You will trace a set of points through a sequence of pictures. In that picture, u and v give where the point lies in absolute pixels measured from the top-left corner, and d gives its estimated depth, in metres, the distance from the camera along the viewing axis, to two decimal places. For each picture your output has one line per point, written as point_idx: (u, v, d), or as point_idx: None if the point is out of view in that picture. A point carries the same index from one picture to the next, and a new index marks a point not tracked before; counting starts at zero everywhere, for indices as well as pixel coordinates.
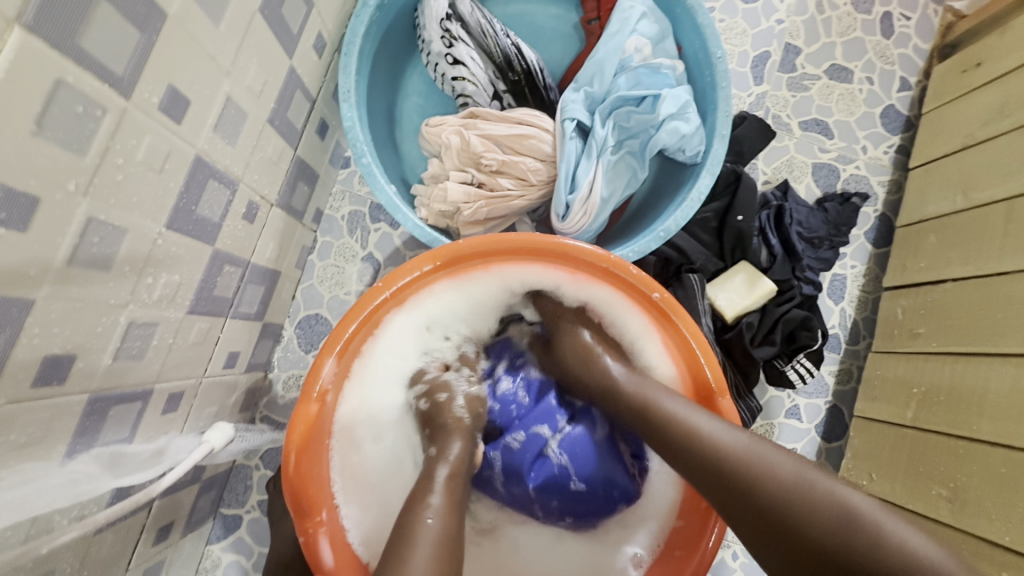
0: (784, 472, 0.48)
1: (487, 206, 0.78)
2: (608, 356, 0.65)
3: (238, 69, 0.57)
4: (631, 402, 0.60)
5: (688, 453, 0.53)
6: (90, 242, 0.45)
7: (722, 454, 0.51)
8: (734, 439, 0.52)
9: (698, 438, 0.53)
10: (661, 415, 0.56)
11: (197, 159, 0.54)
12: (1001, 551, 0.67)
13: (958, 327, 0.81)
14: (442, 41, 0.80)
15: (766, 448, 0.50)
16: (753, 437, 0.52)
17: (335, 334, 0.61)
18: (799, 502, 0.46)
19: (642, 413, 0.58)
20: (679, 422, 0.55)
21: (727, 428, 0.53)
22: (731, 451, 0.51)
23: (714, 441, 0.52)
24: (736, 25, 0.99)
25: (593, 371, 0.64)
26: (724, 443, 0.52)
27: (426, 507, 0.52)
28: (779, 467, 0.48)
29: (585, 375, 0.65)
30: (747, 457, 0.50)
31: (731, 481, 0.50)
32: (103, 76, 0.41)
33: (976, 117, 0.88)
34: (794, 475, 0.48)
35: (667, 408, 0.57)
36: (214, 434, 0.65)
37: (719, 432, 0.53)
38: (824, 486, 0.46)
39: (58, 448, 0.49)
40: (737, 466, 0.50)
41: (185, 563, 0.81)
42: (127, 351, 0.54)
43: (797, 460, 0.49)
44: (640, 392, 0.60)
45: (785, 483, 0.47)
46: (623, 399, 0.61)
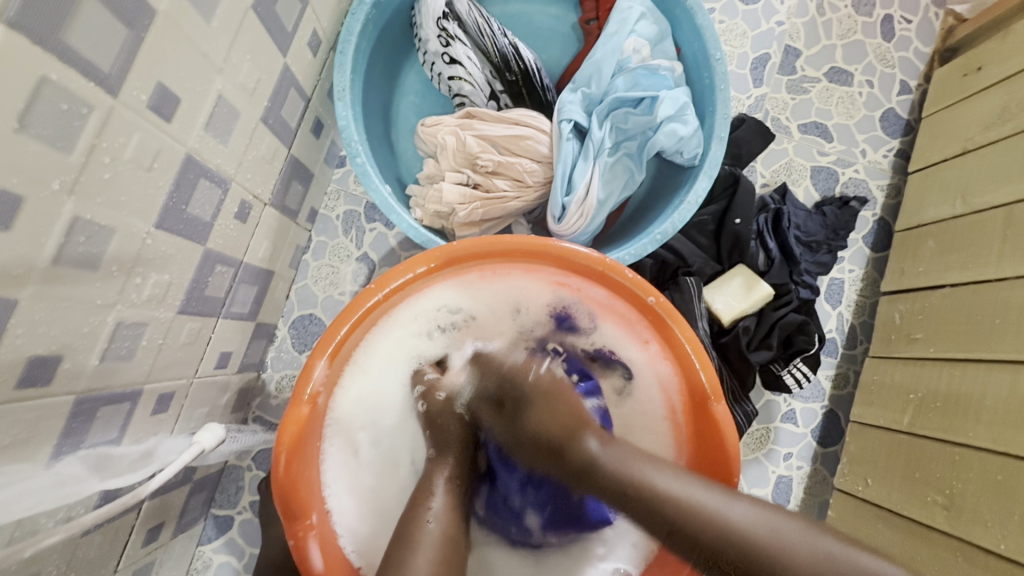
0: (799, 548, 0.47)
1: (483, 208, 0.78)
2: (589, 433, 0.58)
3: (230, 66, 0.56)
4: (618, 482, 0.53)
5: (693, 534, 0.49)
6: (77, 240, 0.44)
7: (731, 531, 0.48)
8: (742, 513, 0.49)
9: (705, 516, 0.49)
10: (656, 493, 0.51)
11: (188, 158, 0.54)
12: (996, 559, 0.67)
13: (956, 332, 0.80)
14: (438, 41, 0.79)
15: (776, 519, 0.49)
16: (758, 506, 0.50)
17: (327, 336, 0.60)
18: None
19: (631, 495, 0.52)
20: (678, 499, 0.51)
21: (732, 500, 0.50)
22: (742, 528, 0.48)
23: (721, 517, 0.49)
24: (736, 26, 0.99)
25: (574, 451, 0.57)
26: (731, 519, 0.49)
27: (429, 514, 0.55)
28: (795, 543, 0.47)
29: (565, 457, 0.57)
30: (760, 532, 0.48)
31: (745, 562, 0.47)
32: (90, 73, 0.41)
33: (976, 121, 0.87)
34: (810, 551, 0.46)
35: (662, 486, 0.52)
36: (206, 434, 0.64)
37: (722, 508, 0.49)
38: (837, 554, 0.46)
39: (44, 449, 0.48)
40: (754, 546, 0.47)
41: (176, 564, 0.80)
42: (116, 351, 0.53)
43: (799, 528, 0.48)
44: (626, 468, 0.54)
45: (804, 562, 0.46)
46: (610, 480, 0.54)
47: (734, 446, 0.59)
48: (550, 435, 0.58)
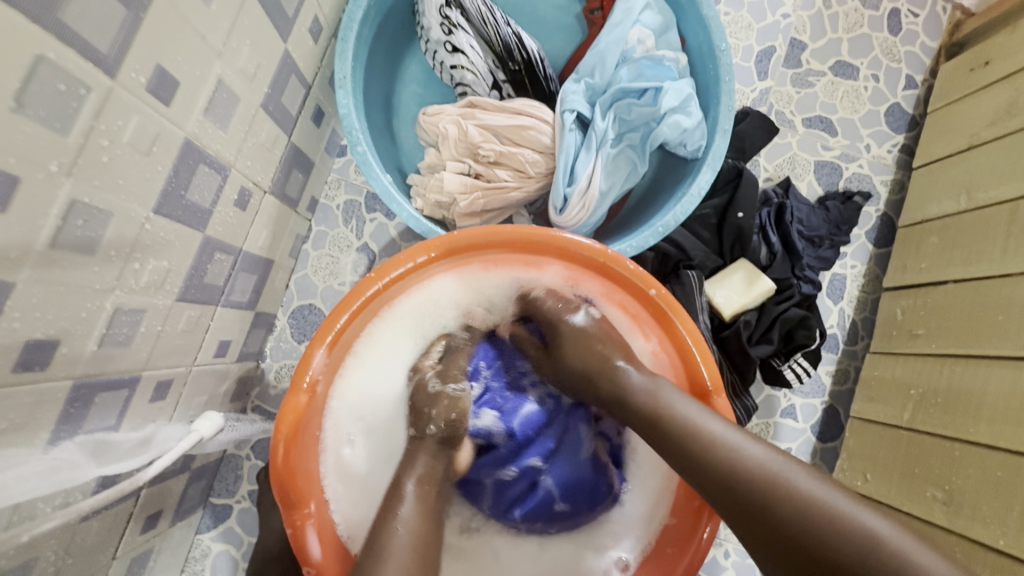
0: (799, 486, 0.46)
1: (484, 198, 0.77)
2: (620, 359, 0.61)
3: (230, 50, 0.55)
4: (642, 404, 0.57)
5: (700, 462, 0.51)
6: (74, 224, 0.44)
7: (738, 463, 0.49)
8: (747, 450, 0.49)
9: (713, 450, 0.50)
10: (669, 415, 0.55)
11: (188, 142, 0.53)
12: (994, 554, 0.67)
13: (959, 328, 0.80)
14: (441, 29, 0.79)
15: (785, 464, 0.48)
16: (772, 451, 0.49)
17: (327, 323, 0.60)
18: (817, 526, 0.43)
19: (654, 417, 0.55)
20: (692, 432, 0.52)
21: (744, 440, 0.50)
22: (748, 464, 0.48)
23: (729, 453, 0.49)
24: (741, 18, 0.98)
25: (607, 378, 0.60)
26: (739, 453, 0.49)
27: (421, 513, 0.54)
28: (798, 483, 0.46)
29: (599, 383, 0.61)
30: (763, 473, 0.47)
31: (738, 495, 0.48)
32: (87, 53, 0.40)
33: (982, 117, 0.86)
34: (809, 490, 0.45)
35: (679, 416, 0.54)
36: (204, 423, 0.64)
37: (730, 438, 0.51)
38: (834, 497, 0.44)
39: (40, 435, 0.48)
40: (754, 483, 0.47)
41: (174, 552, 0.80)
42: (114, 337, 0.53)
43: (814, 477, 0.46)
44: (651, 393, 0.57)
45: (804, 498, 0.45)
46: (632, 401, 0.58)
47: None
48: (579, 368, 0.63)
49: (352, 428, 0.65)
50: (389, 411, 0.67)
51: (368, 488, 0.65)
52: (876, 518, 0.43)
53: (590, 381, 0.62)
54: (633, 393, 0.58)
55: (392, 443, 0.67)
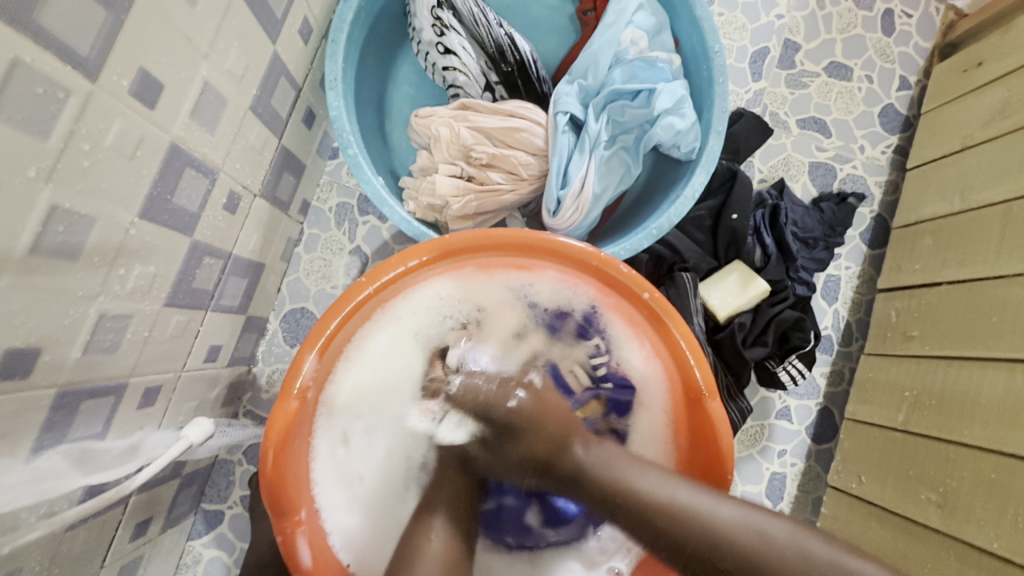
0: (781, 540, 0.48)
1: (476, 200, 0.77)
2: (577, 441, 0.60)
3: (216, 52, 0.55)
4: (603, 487, 0.56)
5: (681, 536, 0.50)
6: (55, 230, 0.43)
7: (720, 534, 0.49)
8: (724, 514, 0.50)
9: (692, 520, 0.50)
10: (636, 500, 0.53)
11: (173, 146, 0.52)
12: (989, 557, 0.67)
13: (953, 330, 0.80)
14: (432, 30, 0.77)
15: (761, 519, 0.50)
16: (745, 506, 0.51)
17: (317, 328, 0.59)
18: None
19: (621, 502, 0.54)
20: (666, 507, 0.51)
21: (719, 500, 0.51)
22: (729, 529, 0.49)
23: (709, 519, 0.50)
24: (735, 19, 0.97)
25: (562, 462, 0.59)
26: (717, 520, 0.50)
27: (429, 531, 0.59)
28: (779, 539, 0.48)
29: (556, 471, 0.59)
30: (744, 538, 0.48)
31: (725, 566, 0.48)
32: (66, 55, 0.39)
33: (975, 117, 0.86)
34: (793, 546, 0.48)
35: (648, 493, 0.53)
36: (193, 429, 0.63)
37: (704, 505, 0.51)
38: (817, 547, 0.47)
39: (24, 444, 0.47)
40: (737, 554, 0.48)
41: (165, 559, 0.79)
42: (99, 343, 0.52)
43: (789, 525, 0.49)
44: (612, 473, 0.56)
45: (783, 555, 0.47)
46: (595, 487, 0.56)
47: (728, 444, 0.58)
48: (534, 453, 0.60)
49: (348, 427, 0.64)
50: (396, 411, 0.67)
51: (363, 488, 0.64)
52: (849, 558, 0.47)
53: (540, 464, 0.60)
54: (600, 476, 0.56)
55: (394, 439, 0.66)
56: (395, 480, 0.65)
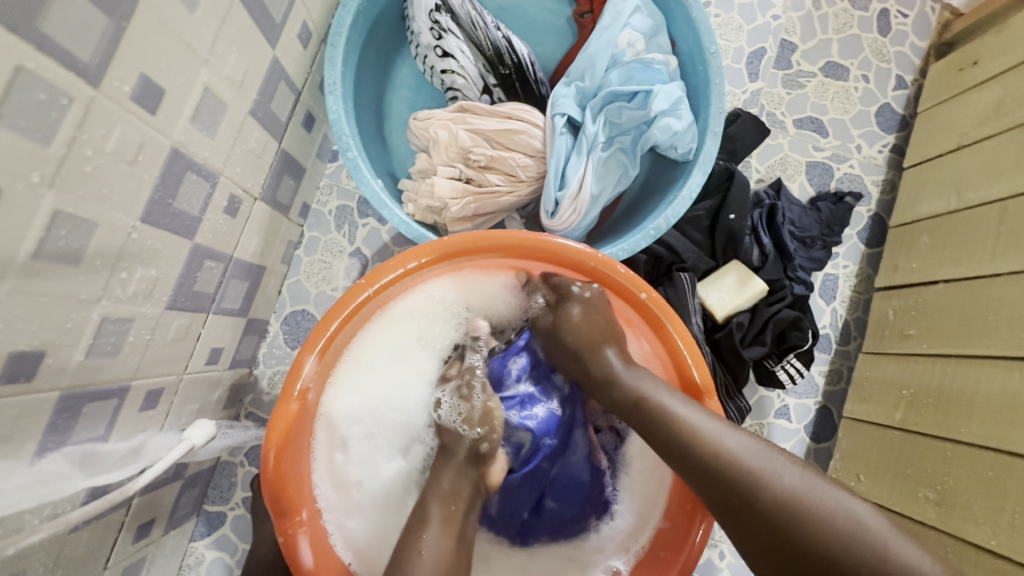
0: (786, 481, 0.47)
1: (475, 202, 0.77)
2: (612, 348, 0.63)
3: (216, 58, 0.55)
4: (627, 394, 0.58)
5: (686, 453, 0.52)
6: (57, 235, 0.44)
7: (721, 456, 0.50)
8: (739, 443, 0.50)
9: (699, 443, 0.51)
10: (659, 407, 0.55)
11: (174, 151, 0.53)
12: (987, 554, 0.67)
13: (950, 328, 0.80)
14: (431, 33, 0.78)
15: (771, 453, 0.49)
16: (756, 442, 0.51)
17: (317, 331, 0.59)
18: (800, 514, 0.45)
19: (644, 407, 0.56)
20: (678, 424, 0.53)
21: (729, 431, 0.52)
22: (734, 454, 0.50)
23: (716, 446, 0.50)
24: (731, 20, 0.98)
25: (595, 363, 0.63)
26: (728, 446, 0.50)
27: (420, 540, 0.54)
28: (783, 478, 0.47)
29: (589, 365, 0.63)
30: (747, 461, 0.49)
31: (729, 487, 0.49)
32: (67, 63, 0.40)
33: (970, 117, 0.87)
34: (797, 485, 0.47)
35: (667, 409, 0.55)
36: (196, 431, 0.64)
37: (721, 429, 0.52)
38: (828, 493, 0.46)
39: (27, 446, 0.48)
40: (738, 474, 0.49)
41: (168, 560, 0.80)
42: (101, 347, 0.53)
43: (797, 465, 0.48)
44: (637, 386, 0.58)
45: (788, 489, 0.47)
46: (620, 393, 0.59)
47: None
48: (575, 339, 0.65)
49: (347, 431, 0.65)
50: (400, 417, 0.68)
51: (361, 494, 0.65)
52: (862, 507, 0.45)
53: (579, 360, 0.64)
54: (624, 383, 0.60)
55: (398, 442, 0.68)
56: (394, 486, 0.66)
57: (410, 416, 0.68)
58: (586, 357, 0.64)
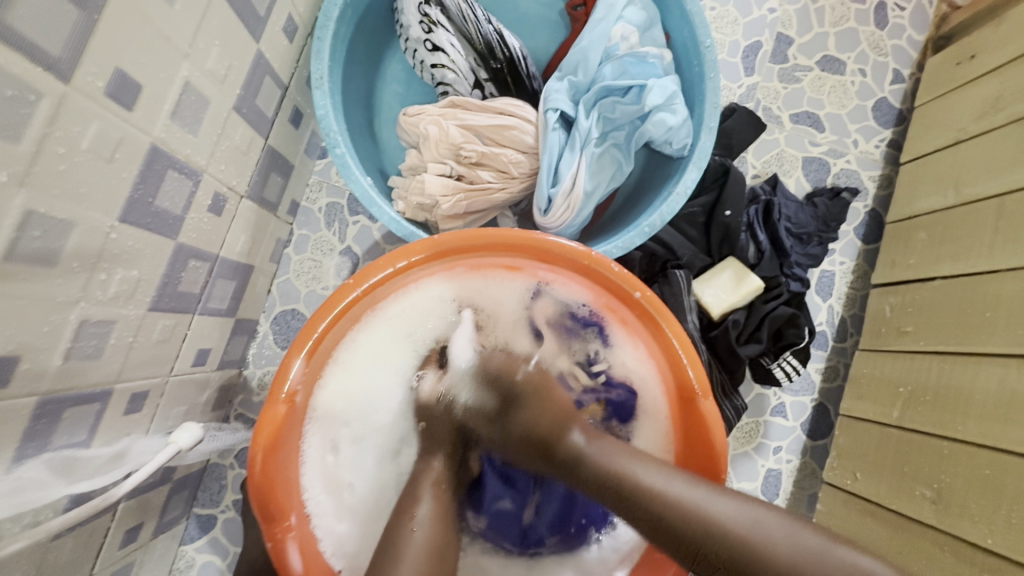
0: (781, 542, 0.47)
1: (466, 200, 0.76)
2: (576, 429, 0.59)
3: (197, 52, 0.54)
4: (601, 473, 0.54)
5: (680, 533, 0.49)
6: (31, 235, 0.42)
7: (718, 531, 0.48)
8: (725, 508, 0.49)
9: (687, 514, 0.49)
10: (635, 487, 0.52)
11: (154, 148, 0.52)
12: (985, 554, 0.66)
13: (947, 325, 0.79)
14: (421, 27, 0.77)
15: (760, 513, 0.49)
16: (743, 503, 0.50)
17: (305, 332, 0.58)
18: (802, 572, 0.45)
19: (618, 486, 0.53)
20: (665, 503, 0.50)
21: (719, 498, 0.50)
22: (730, 526, 0.48)
23: (705, 517, 0.49)
24: (727, 13, 0.97)
25: (561, 447, 0.58)
26: (717, 514, 0.49)
27: (413, 518, 0.56)
28: (777, 536, 0.47)
29: (553, 452, 0.58)
30: (743, 530, 0.48)
31: (725, 559, 0.47)
32: (36, 56, 0.39)
33: (968, 111, 0.86)
34: (792, 544, 0.47)
35: (645, 485, 0.52)
36: (182, 434, 0.62)
37: (705, 496, 0.50)
38: (820, 544, 0.47)
39: (4, 454, 0.46)
40: (732, 541, 0.47)
41: (157, 565, 0.79)
42: (81, 350, 0.51)
43: (787, 520, 0.49)
44: (610, 463, 0.55)
45: (786, 551, 0.46)
46: (593, 474, 0.55)
47: (722, 443, 0.58)
48: (537, 427, 0.60)
49: (337, 433, 0.64)
50: (387, 418, 0.67)
51: (353, 496, 0.64)
52: (861, 557, 0.46)
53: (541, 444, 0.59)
54: (597, 464, 0.55)
55: (389, 442, 0.67)
56: (385, 491, 0.66)
57: (394, 416, 0.68)
58: (549, 444, 0.59)
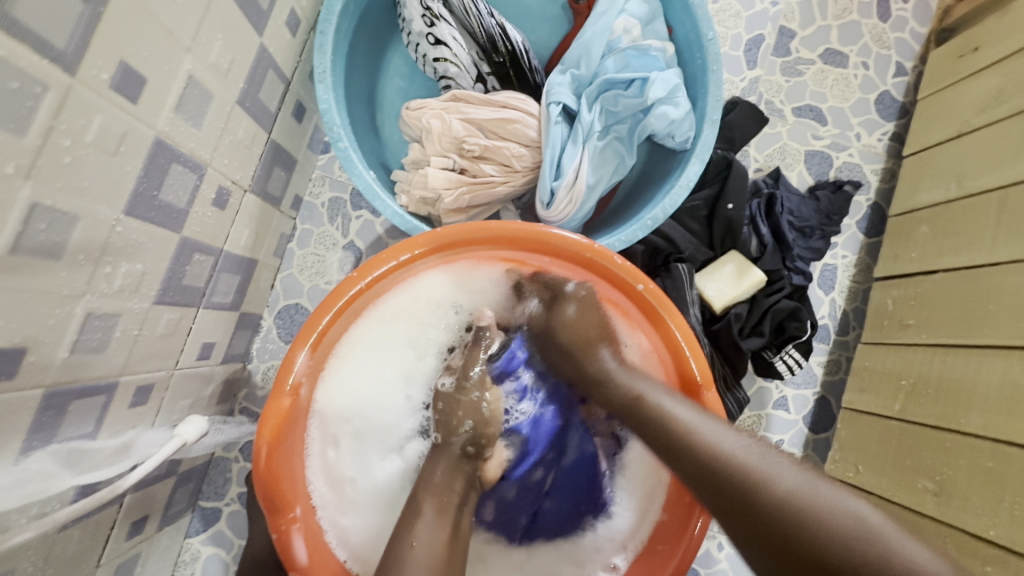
0: (787, 481, 0.46)
1: (469, 193, 0.76)
2: (605, 349, 0.65)
3: (200, 46, 0.54)
4: (626, 396, 0.59)
5: (684, 452, 0.51)
6: (36, 228, 0.43)
7: (717, 452, 0.49)
8: (735, 442, 0.50)
9: (697, 437, 0.51)
10: (654, 407, 0.55)
11: (157, 141, 0.52)
12: (987, 545, 0.67)
13: (949, 317, 0.79)
14: (422, 20, 0.76)
15: (769, 454, 0.48)
16: (756, 442, 0.50)
17: (309, 325, 0.58)
18: (802, 509, 0.44)
19: (638, 404, 0.57)
20: (678, 425, 0.53)
21: (727, 429, 0.51)
22: (733, 453, 0.49)
23: (715, 443, 0.50)
24: (729, 6, 0.96)
25: (591, 366, 0.64)
26: (724, 444, 0.50)
27: (413, 533, 0.53)
28: (783, 476, 0.46)
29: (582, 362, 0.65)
30: (750, 462, 0.48)
31: (722, 483, 0.48)
32: (41, 49, 0.39)
33: (971, 103, 0.86)
34: (796, 481, 0.46)
35: (665, 406, 0.55)
36: (187, 427, 0.63)
37: (717, 429, 0.51)
38: (828, 492, 0.44)
39: (12, 445, 0.47)
40: (734, 468, 0.48)
41: (163, 557, 0.79)
42: (87, 343, 0.52)
43: (798, 467, 0.47)
44: (632, 385, 0.59)
45: (787, 487, 0.45)
46: (620, 395, 0.60)
47: None
48: (571, 339, 0.66)
49: (338, 430, 0.64)
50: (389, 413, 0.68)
51: (354, 491, 0.64)
52: (863, 508, 0.43)
53: (573, 358, 0.66)
54: (617, 382, 0.61)
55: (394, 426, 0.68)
56: (382, 488, 0.66)
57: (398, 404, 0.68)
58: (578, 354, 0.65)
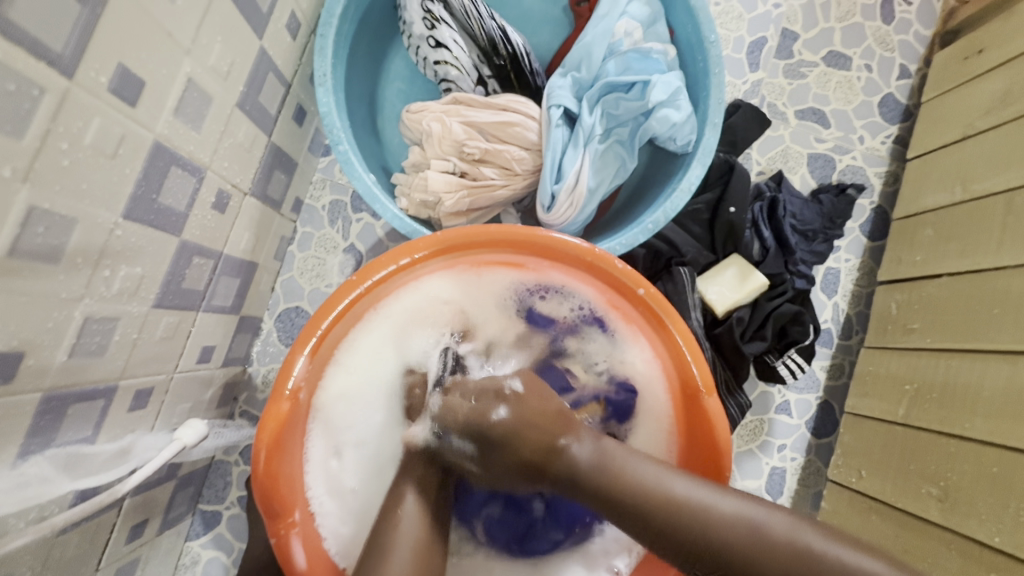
0: (783, 538, 0.44)
1: (469, 196, 0.76)
2: (567, 439, 0.54)
3: (199, 48, 0.54)
4: (602, 485, 0.51)
5: (676, 532, 0.47)
6: (34, 231, 0.43)
7: (711, 524, 0.46)
8: (726, 506, 0.47)
9: (690, 512, 0.47)
10: (635, 487, 0.49)
11: (157, 145, 0.52)
12: (993, 552, 0.66)
13: (955, 321, 0.79)
14: (424, 23, 0.77)
15: (759, 512, 0.47)
16: (743, 499, 0.48)
17: (308, 329, 0.58)
18: (806, 571, 0.43)
19: (616, 496, 0.50)
20: (662, 496, 0.48)
21: (717, 494, 0.48)
22: (727, 523, 0.46)
23: (705, 513, 0.46)
24: (731, 9, 0.96)
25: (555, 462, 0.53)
26: (714, 512, 0.47)
27: None
28: (777, 533, 0.45)
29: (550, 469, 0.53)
30: (743, 530, 0.45)
31: (721, 557, 0.45)
32: (39, 52, 0.39)
33: (977, 106, 0.85)
34: (791, 542, 0.44)
35: (644, 478, 0.50)
36: (186, 431, 0.63)
37: (703, 494, 0.48)
38: (822, 542, 0.44)
39: (10, 449, 0.47)
40: (732, 540, 0.45)
41: (162, 561, 0.79)
42: (86, 346, 0.52)
43: (784, 516, 0.46)
44: (611, 469, 0.51)
45: (784, 548, 0.44)
46: (595, 487, 0.51)
47: (726, 440, 0.58)
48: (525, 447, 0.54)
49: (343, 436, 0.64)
50: None
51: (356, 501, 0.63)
52: (861, 558, 0.43)
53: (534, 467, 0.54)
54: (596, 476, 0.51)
55: None
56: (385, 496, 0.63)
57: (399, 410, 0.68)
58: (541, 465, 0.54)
